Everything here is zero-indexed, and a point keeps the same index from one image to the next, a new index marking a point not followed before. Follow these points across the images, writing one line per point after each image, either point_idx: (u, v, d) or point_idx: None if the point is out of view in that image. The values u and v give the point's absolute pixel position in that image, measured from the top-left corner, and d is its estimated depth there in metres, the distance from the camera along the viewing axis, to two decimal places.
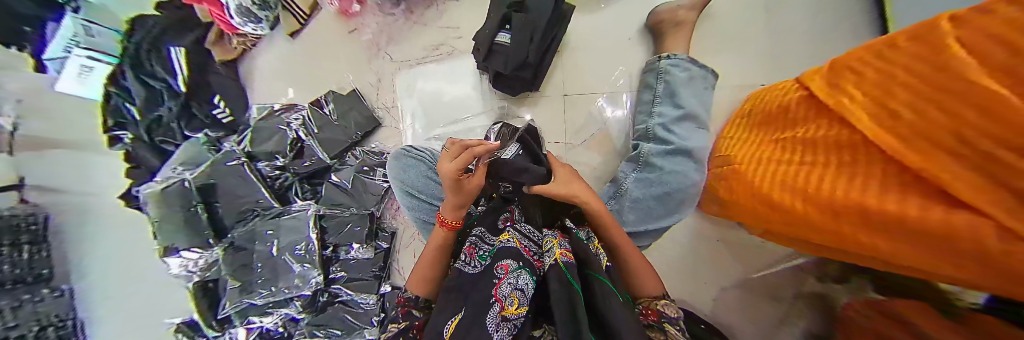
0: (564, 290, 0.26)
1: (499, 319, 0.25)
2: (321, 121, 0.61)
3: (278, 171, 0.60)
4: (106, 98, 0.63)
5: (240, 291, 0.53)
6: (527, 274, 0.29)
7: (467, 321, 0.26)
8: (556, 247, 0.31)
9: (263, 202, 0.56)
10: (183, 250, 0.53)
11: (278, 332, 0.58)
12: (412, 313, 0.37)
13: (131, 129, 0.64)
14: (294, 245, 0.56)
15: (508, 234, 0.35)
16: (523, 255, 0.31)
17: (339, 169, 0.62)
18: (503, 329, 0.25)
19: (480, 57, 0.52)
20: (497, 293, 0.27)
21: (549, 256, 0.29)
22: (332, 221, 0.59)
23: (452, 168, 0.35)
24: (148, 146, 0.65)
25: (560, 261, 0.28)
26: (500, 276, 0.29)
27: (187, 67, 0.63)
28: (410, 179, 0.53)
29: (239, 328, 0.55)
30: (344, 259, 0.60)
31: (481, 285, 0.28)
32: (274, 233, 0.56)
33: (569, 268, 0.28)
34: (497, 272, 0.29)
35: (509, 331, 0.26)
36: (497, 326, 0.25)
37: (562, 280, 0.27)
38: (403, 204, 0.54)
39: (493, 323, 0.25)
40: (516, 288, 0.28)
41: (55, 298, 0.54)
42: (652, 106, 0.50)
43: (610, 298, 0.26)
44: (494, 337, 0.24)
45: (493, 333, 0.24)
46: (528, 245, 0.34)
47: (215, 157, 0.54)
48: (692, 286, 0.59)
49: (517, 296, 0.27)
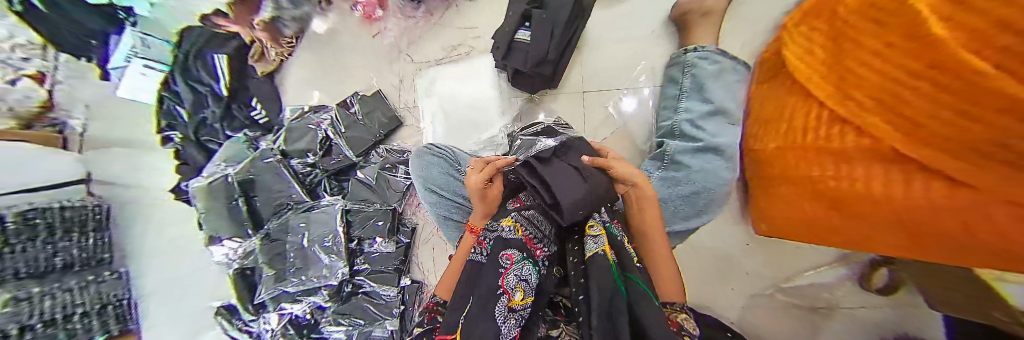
0: (609, 288, 0.25)
1: (505, 310, 0.26)
2: (348, 120, 0.65)
3: (309, 167, 0.64)
4: (160, 102, 0.70)
5: (274, 279, 0.56)
6: (530, 265, 0.29)
7: (476, 311, 0.26)
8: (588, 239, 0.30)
9: (296, 197, 0.60)
10: (226, 238, 0.56)
11: (305, 319, 0.61)
12: (435, 318, 0.35)
13: (180, 130, 0.71)
14: (323, 237, 0.59)
15: (510, 219, 0.33)
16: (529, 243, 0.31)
17: (364, 167, 0.65)
18: (510, 319, 0.26)
19: (499, 56, 0.53)
20: (503, 282, 0.28)
21: (585, 250, 0.30)
22: (357, 216, 0.62)
23: (478, 179, 0.39)
24: (195, 144, 0.71)
25: (598, 255, 0.28)
26: (506, 266, 0.28)
27: (229, 74, 0.70)
28: (431, 176, 0.54)
29: (272, 313, 0.59)
30: (367, 252, 0.63)
31: (490, 273, 0.28)
32: (305, 225, 0.59)
33: (608, 264, 0.28)
34: (502, 261, 0.29)
35: (516, 321, 0.27)
36: (503, 316, 0.26)
37: (606, 277, 0.26)
38: (425, 200, 0.56)
39: (500, 313, 0.26)
40: (522, 279, 0.28)
41: (116, 280, 0.53)
42: (678, 100, 0.48)
43: (646, 299, 0.26)
44: (501, 327, 0.25)
45: (500, 323, 0.25)
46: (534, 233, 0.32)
47: (253, 155, 0.58)
48: (717, 291, 0.57)
49: (522, 287, 0.28)
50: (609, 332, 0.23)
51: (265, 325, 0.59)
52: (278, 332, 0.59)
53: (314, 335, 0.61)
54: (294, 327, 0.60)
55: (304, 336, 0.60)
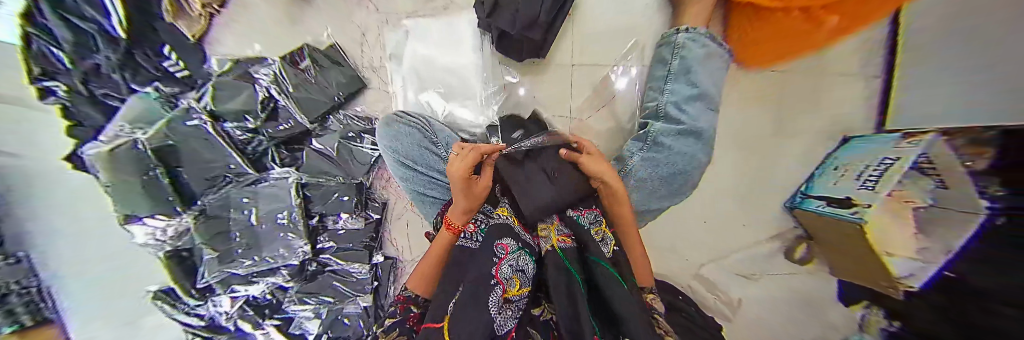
0: (562, 278, 0.25)
1: (500, 302, 0.25)
2: (296, 78, 0.54)
3: (250, 134, 0.53)
4: (24, 41, 0.47)
5: (218, 261, 0.50)
6: (527, 256, 0.29)
7: (466, 300, 0.24)
8: (555, 231, 0.30)
9: (236, 168, 0.51)
10: (149, 217, 0.47)
11: (265, 299, 0.57)
12: (410, 309, 0.35)
13: (64, 81, 0.50)
14: (275, 214, 0.52)
15: (504, 209, 0.35)
16: (522, 237, 0.31)
17: (321, 135, 0.57)
18: (505, 311, 0.25)
19: (484, 12, 0.47)
20: (499, 273, 0.26)
21: (548, 240, 0.29)
22: (315, 191, 0.55)
23: (460, 168, 0.35)
24: (87, 99, 0.53)
25: (558, 246, 0.28)
26: (501, 256, 0.28)
27: (123, 7, 0.51)
28: (402, 148, 0.49)
29: (223, 296, 0.53)
30: (332, 229, 0.58)
31: (481, 265, 0.27)
32: (251, 201, 0.51)
33: (568, 253, 0.28)
34: (497, 251, 0.28)
35: (510, 312, 0.25)
36: (497, 308, 0.24)
37: (559, 268, 0.26)
38: (397, 174, 0.51)
39: (494, 305, 0.24)
40: (518, 270, 0.27)
41: (12, 265, 0.48)
42: (664, 82, 0.46)
43: (612, 282, 0.26)
44: (494, 320, 0.24)
45: (494, 316, 0.24)
46: (527, 223, 0.34)
47: (169, 115, 0.46)
48: (676, 261, 0.63)
49: (518, 277, 0.27)
50: (572, 315, 0.23)
51: (217, 308, 0.54)
52: (235, 314, 0.55)
53: (278, 315, 0.57)
54: (252, 307, 0.56)
55: (267, 315, 0.56)
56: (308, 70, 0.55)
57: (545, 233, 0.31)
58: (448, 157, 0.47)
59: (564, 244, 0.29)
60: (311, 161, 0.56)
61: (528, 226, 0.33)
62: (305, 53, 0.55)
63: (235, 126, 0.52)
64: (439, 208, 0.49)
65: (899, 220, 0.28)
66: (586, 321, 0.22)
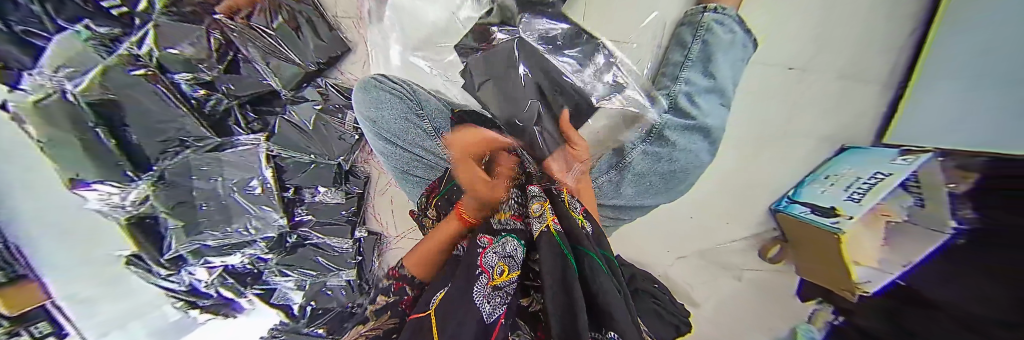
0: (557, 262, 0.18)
1: (485, 293, 0.18)
2: (262, 40, 0.48)
3: (205, 91, 0.46)
4: None
5: (185, 232, 0.45)
6: (515, 240, 0.23)
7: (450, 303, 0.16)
8: (547, 210, 0.23)
9: (195, 129, 0.45)
10: (100, 183, 0.39)
11: (246, 268, 0.56)
12: (402, 289, 0.35)
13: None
14: (246, 182, 0.48)
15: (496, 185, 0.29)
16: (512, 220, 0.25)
17: (298, 103, 0.52)
18: (492, 303, 0.18)
19: None
20: (485, 260, 0.22)
21: (539, 221, 0.22)
22: (291, 165, 0.51)
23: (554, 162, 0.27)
24: (9, 37, 0.36)
25: (552, 227, 0.22)
26: (486, 242, 0.22)
27: None
28: (384, 120, 0.44)
29: (197, 267, 0.50)
30: (310, 201, 0.55)
31: (464, 259, 0.23)
32: (213, 169, 0.46)
33: (561, 235, 0.22)
34: (482, 238, 0.22)
35: (499, 304, 0.18)
36: (485, 300, 0.17)
37: (553, 249, 0.19)
38: (376, 146, 0.48)
39: (481, 295, 0.18)
40: (506, 255, 0.22)
41: None
42: (680, 69, 0.42)
43: (599, 275, 0.18)
44: (484, 316, 0.16)
45: (483, 310, 0.17)
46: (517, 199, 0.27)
47: (104, 62, 0.36)
48: (657, 253, 0.65)
49: (506, 264, 0.21)
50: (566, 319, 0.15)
51: (192, 276, 0.51)
52: (214, 282, 0.54)
53: (259, 284, 0.58)
54: (233, 276, 0.55)
55: (248, 284, 0.57)
56: (275, 29, 0.49)
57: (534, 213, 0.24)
58: (434, 132, 0.43)
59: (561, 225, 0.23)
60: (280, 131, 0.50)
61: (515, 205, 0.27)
62: (275, 9, 0.48)
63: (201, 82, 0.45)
64: (424, 187, 0.46)
65: (873, 232, 0.40)
66: (583, 311, 0.13)
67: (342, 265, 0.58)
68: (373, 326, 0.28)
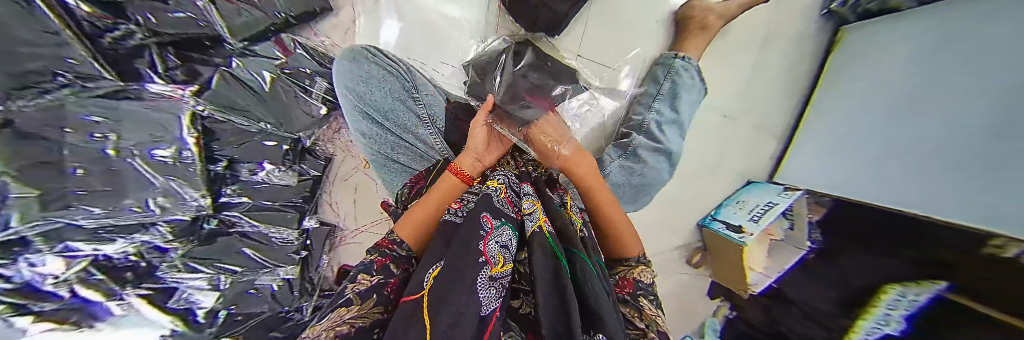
0: (551, 263, 0.28)
1: (485, 277, 0.23)
2: None
3: (109, 19, 0.30)
4: None
5: (41, 203, 0.26)
6: (510, 230, 0.32)
7: (446, 269, 0.22)
8: (539, 214, 0.35)
9: (77, 66, 0.28)
10: None
11: (128, 260, 0.39)
12: (386, 267, 0.31)
13: None
14: (154, 145, 0.33)
15: (495, 182, 0.39)
16: (507, 214, 0.35)
17: (246, 56, 0.44)
18: (490, 286, 0.23)
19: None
20: (487, 248, 0.27)
21: (532, 221, 0.33)
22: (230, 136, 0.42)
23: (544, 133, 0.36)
24: None
25: (545, 230, 0.33)
26: (487, 230, 0.30)
27: None
28: (373, 97, 0.40)
29: (49, 255, 0.31)
30: (245, 181, 0.45)
31: (464, 243, 0.26)
32: (108, 122, 0.30)
33: (552, 236, 0.32)
34: (484, 226, 0.29)
35: (495, 287, 0.24)
36: (484, 282, 0.22)
37: (548, 253, 0.29)
38: (356, 126, 0.42)
39: (482, 279, 0.22)
40: (503, 245, 0.30)
41: None
42: (653, 101, 0.50)
43: (588, 273, 0.28)
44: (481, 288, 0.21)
45: (481, 284, 0.22)
46: (510, 195, 0.38)
47: None
48: None
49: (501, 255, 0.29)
50: (555, 300, 0.24)
51: (33, 270, 0.31)
52: (70, 277, 0.34)
53: (149, 283, 0.41)
54: (106, 271, 0.37)
55: (131, 284, 0.39)
56: None
57: (529, 214, 0.35)
58: (428, 119, 0.41)
59: (551, 227, 0.34)
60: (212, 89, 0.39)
61: (509, 202, 0.37)
62: None
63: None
64: (407, 177, 0.43)
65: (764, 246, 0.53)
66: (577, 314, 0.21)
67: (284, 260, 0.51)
68: (354, 314, 0.23)
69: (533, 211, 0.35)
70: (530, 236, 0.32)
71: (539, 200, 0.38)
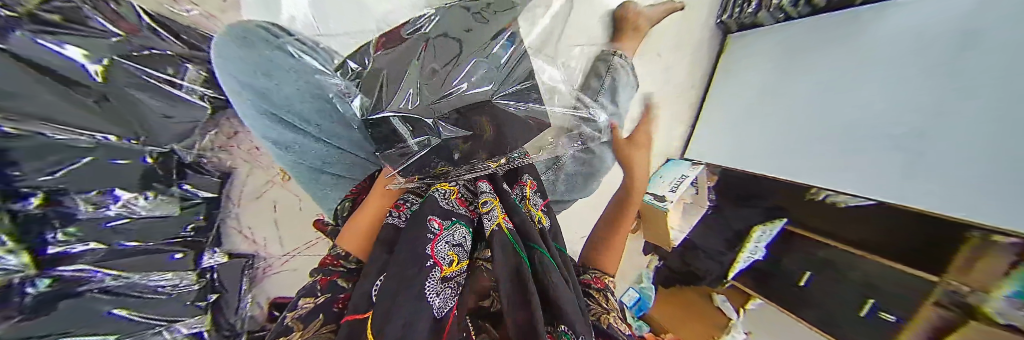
0: (509, 260, 0.29)
1: (438, 280, 0.24)
2: None
3: None
4: None
5: None
6: (465, 231, 0.30)
7: (392, 286, 0.22)
8: (495, 209, 0.33)
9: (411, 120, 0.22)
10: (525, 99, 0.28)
11: None
12: (335, 283, 0.29)
13: None
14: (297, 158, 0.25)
15: (446, 183, 0.33)
16: (459, 214, 0.32)
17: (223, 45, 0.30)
18: (444, 288, 0.25)
19: None
20: (436, 250, 0.26)
21: (491, 220, 0.32)
22: (54, 158, 0.26)
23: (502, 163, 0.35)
24: None
25: (502, 225, 0.32)
26: (437, 232, 0.27)
27: None
28: (275, 93, 0.28)
29: None
30: (91, 219, 0.32)
31: (415, 245, 0.25)
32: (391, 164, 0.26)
33: (510, 230, 0.32)
34: (432, 228, 0.27)
35: (450, 289, 0.25)
36: (437, 287, 0.24)
37: (507, 247, 0.30)
38: (257, 122, 0.32)
39: (433, 286, 0.23)
40: (455, 244, 0.29)
41: None
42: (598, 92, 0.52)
43: (547, 267, 0.31)
44: (434, 297, 0.23)
45: (434, 294, 0.23)
46: (465, 194, 0.35)
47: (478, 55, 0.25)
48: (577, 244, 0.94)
49: (453, 253, 0.28)
50: (517, 295, 0.27)
51: None
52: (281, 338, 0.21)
53: None
54: None
55: None
56: None
57: (486, 213, 0.33)
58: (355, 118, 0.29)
59: (509, 224, 0.33)
60: (35, 93, 0.22)
61: (466, 201, 0.34)
62: None
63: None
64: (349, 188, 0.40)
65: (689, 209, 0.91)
66: (536, 312, 0.26)
67: (192, 311, 0.45)
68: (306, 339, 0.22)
69: (490, 208, 0.33)
70: (490, 236, 0.31)
71: (497, 196, 0.37)
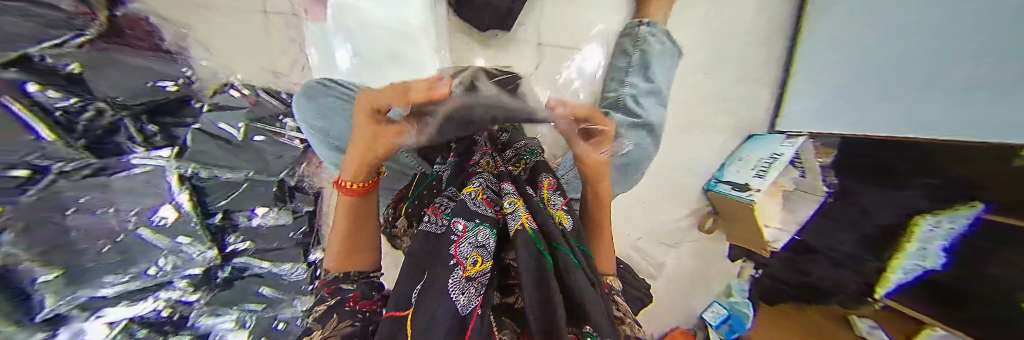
0: (530, 256, 0.29)
1: (462, 280, 0.27)
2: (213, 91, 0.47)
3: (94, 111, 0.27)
4: None
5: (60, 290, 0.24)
6: (489, 232, 0.32)
7: (425, 288, 0.26)
8: (520, 209, 0.34)
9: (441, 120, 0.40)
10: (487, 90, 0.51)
11: (162, 317, 0.36)
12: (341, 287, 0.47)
13: None
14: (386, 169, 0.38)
15: (471, 187, 0.37)
16: (485, 215, 0.34)
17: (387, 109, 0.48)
18: (468, 287, 0.27)
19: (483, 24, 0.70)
20: (459, 252, 0.29)
21: (515, 219, 0.33)
22: (218, 190, 0.44)
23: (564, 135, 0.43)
24: None
25: (525, 224, 0.32)
26: (461, 234, 0.30)
27: None
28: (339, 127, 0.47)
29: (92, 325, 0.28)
30: (246, 227, 0.49)
31: (443, 251, 0.29)
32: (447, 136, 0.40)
33: (531, 229, 0.32)
34: (456, 231, 0.30)
35: (475, 289, 0.27)
36: (461, 287, 0.26)
37: (528, 245, 0.30)
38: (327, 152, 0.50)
39: (457, 285, 0.26)
40: (479, 246, 0.30)
41: None
42: (625, 75, 0.64)
43: (570, 266, 0.30)
44: (458, 295, 0.26)
45: (458, 292, 0.26)
46: (490, 196, 0.37)
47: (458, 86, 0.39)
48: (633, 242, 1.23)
49: (477, 254, 0.30)
50: (539, 294, 0.27)
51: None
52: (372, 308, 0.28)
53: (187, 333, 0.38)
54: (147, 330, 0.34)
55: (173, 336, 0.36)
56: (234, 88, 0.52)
57: (510, 213, 0.34)
58: None
59: (533, 223, 0.33)
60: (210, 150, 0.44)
61: (491, 203, 0.36)
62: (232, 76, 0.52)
63: (153, 64, 0.36)
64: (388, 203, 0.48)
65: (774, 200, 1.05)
66: (559, 311, 0.26)
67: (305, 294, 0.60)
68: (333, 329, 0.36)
69: (514, 207, 0.34)
70: (514, 235, 0.31)
71: (522, 195, 0.38)
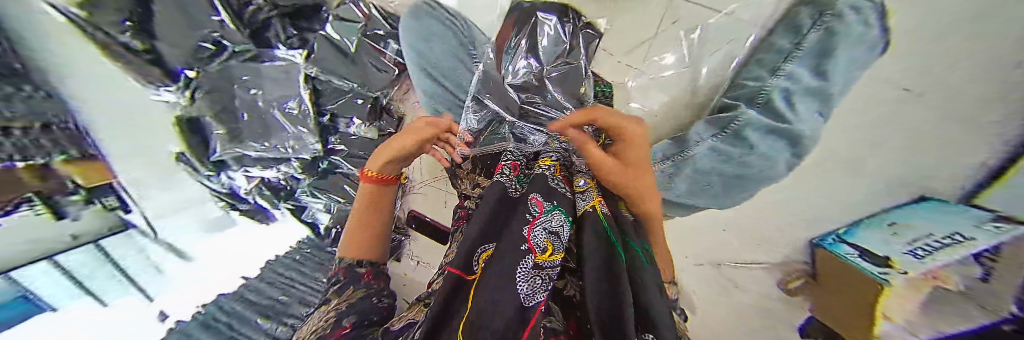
0: (602, 250, 0.22)
1: (533, 266, 0.20)
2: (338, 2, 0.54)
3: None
4: None
5: (229, 139, 0.49)
6: (563, 216, 0.26)
7: (495, 262, 0.21)
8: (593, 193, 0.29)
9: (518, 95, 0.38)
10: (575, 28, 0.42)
11: (280, 184, 0.57)
12: None
13: None
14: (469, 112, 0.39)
15: (547, 160, 0.34)
16: (561, 195, 0.29)
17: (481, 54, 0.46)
18: (538, 275, 0.20)
19: None
20: (532, 234, 0.23)
21: (585, 201, 0.28)
22: (328, 98, 0.57)
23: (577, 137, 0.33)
24: None
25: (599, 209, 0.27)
26: (535, 215, 0.26)
27: None
28: (439, 60, 0.49)
29: (237, 175, 0.52)
30: (343, 132, 0.60)
31: (515, 226, 0.24)
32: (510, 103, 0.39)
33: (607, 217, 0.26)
34: (532, 211, 0.26)
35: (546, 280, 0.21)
36: (530, 270, 0.20)
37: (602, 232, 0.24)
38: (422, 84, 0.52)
39: (527, 267, 0.20)
40: (552, 232, 0.24)
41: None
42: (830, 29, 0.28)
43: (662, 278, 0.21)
44: (524, 276, 0.19)
45: (525, 274, 0.20)
46: (563, 174, 0.33)
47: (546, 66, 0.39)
48: None
49: (550, 241, 0.23)
50: (604, 290, 0.19)
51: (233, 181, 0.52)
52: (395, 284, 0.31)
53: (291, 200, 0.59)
54: (268, 188, 0.56)
55: (281, 199, 0.58)
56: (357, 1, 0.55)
57: (581, 193, 0.30)
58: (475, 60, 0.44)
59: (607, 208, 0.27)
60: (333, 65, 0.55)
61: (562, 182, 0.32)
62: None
63: None
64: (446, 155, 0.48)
65: None
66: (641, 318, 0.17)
67: None
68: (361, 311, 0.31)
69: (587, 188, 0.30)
70: (582, 216, 0.27)
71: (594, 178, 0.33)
